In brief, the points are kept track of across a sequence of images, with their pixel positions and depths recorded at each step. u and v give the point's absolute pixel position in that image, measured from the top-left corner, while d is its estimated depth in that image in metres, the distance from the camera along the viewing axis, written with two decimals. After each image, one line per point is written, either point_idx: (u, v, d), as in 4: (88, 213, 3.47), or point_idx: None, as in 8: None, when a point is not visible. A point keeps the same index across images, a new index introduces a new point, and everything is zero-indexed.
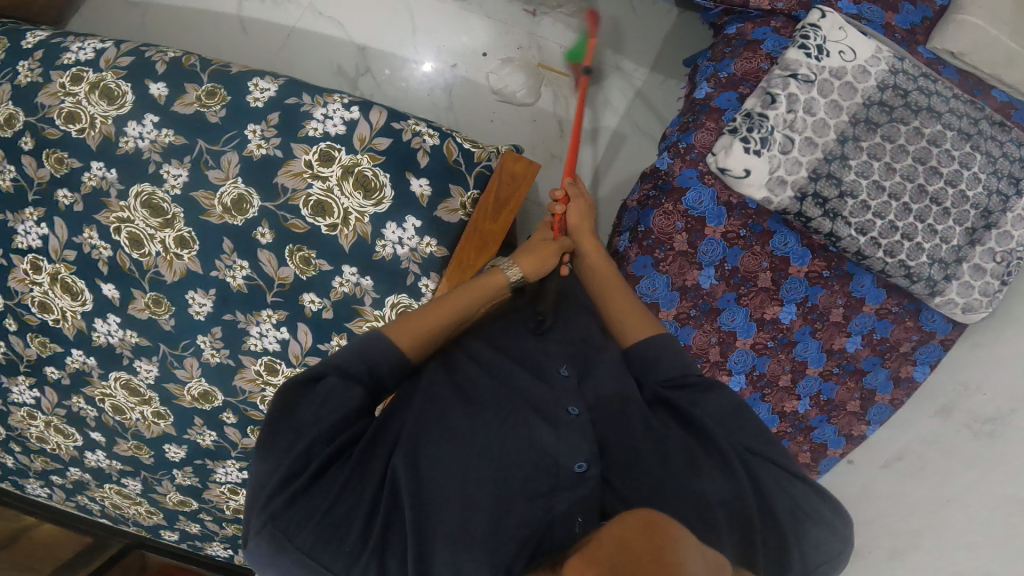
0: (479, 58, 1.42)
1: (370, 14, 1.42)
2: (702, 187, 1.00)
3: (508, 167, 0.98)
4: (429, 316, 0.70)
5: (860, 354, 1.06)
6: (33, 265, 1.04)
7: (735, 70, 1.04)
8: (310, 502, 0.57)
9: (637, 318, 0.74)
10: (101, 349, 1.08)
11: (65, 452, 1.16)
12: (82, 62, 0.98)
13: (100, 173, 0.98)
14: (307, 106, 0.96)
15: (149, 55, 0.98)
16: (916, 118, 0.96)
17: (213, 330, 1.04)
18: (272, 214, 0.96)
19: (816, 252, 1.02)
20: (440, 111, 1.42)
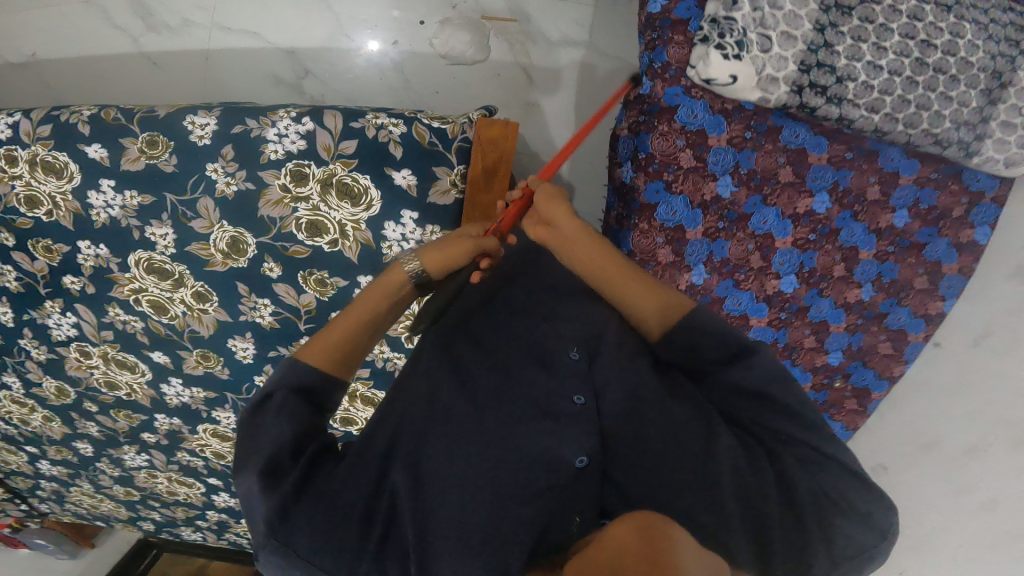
0: (417, 27, 1.32)
1: (278, 9, 1.29)
2: (692, 102, 0.97)
3: (482, 138, 0.86)
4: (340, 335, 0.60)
5: (912, 228, 1.02)
6: (81, 351, 1.09)
7: None
8: (307, 509, 0.51)
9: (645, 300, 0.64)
10: (179, 408, 1.16)
11: (196, 499, 1.32)
12: (6, 141, 0.89)
13: (91, 252, 0.95)
14: (256, 129, 0.86)
15: (64, 118, 0.88)
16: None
17: (265, 368, 1.07)
18: (270, 247, 0.92)
19: (832, 137, 0.99)
20: (398, 92, 1.34)
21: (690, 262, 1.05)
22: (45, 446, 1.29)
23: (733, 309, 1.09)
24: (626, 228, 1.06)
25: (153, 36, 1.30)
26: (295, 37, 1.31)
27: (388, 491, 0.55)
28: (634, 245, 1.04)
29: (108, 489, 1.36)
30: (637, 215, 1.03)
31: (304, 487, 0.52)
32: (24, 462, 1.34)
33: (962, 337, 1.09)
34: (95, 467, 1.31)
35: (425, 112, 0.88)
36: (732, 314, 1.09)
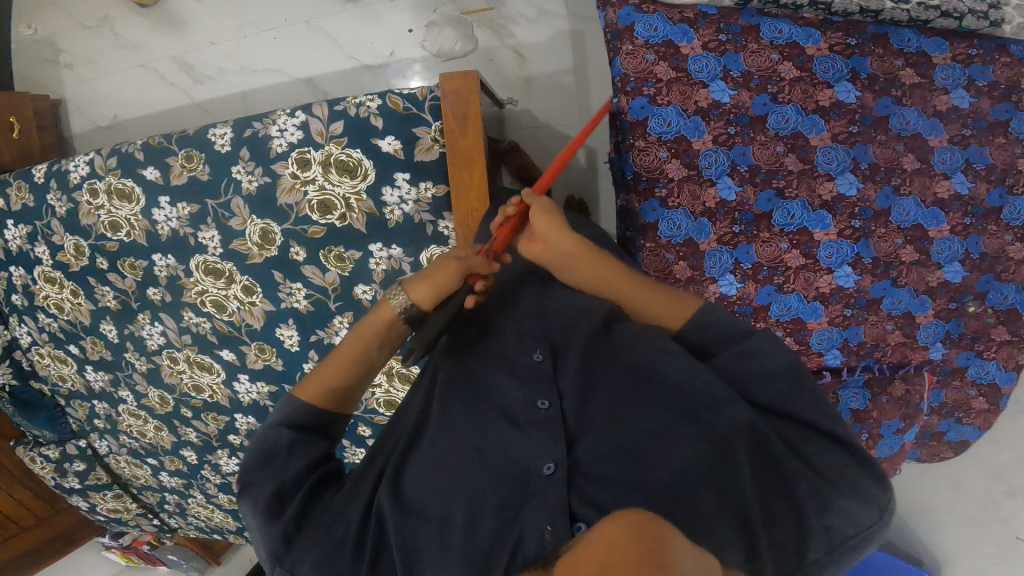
0: (406, 34, 1.53)
1: (295, 48, 1.59)
2: (647, 16, 1.04)
3: (448, 92, 0.93)
4: (331, 374, 0.71)
5: (983, 106, 1.05)
6: (170, 357, 1.31)
7: None
8: (305, 541, 0.64)
9: (666, 306, 0.71)
10: (251, 406, 1.33)
11: None
12: (88, 177, 1.11)
13: (164, 263, 1.15)
14: (263, 129, 1.01)
15: (125, 150, 1.09)
16: None
17: (310, 354, 1.20)
18: (293, 232, 1.06)
19: (822, 27, 1.05)
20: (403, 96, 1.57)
21: (712, 175, 1.08)
22: (161, 456, 1.54)
23: (786, 223, 1.09)
24: (625, 151, 1.10)
25: (203, 86, 1.66)
26: (313, 67, 1.59)
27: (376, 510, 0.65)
28: (637, 164, 1.08)
29: (215, 498, 1.57)
30: (630, 134, 1.07)
31: (301, 520, 0.65)
32: (148, 476, 1.60)
33: None
34: (201, 474, 1.53)
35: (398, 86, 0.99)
36: (789, 229, 1.10)
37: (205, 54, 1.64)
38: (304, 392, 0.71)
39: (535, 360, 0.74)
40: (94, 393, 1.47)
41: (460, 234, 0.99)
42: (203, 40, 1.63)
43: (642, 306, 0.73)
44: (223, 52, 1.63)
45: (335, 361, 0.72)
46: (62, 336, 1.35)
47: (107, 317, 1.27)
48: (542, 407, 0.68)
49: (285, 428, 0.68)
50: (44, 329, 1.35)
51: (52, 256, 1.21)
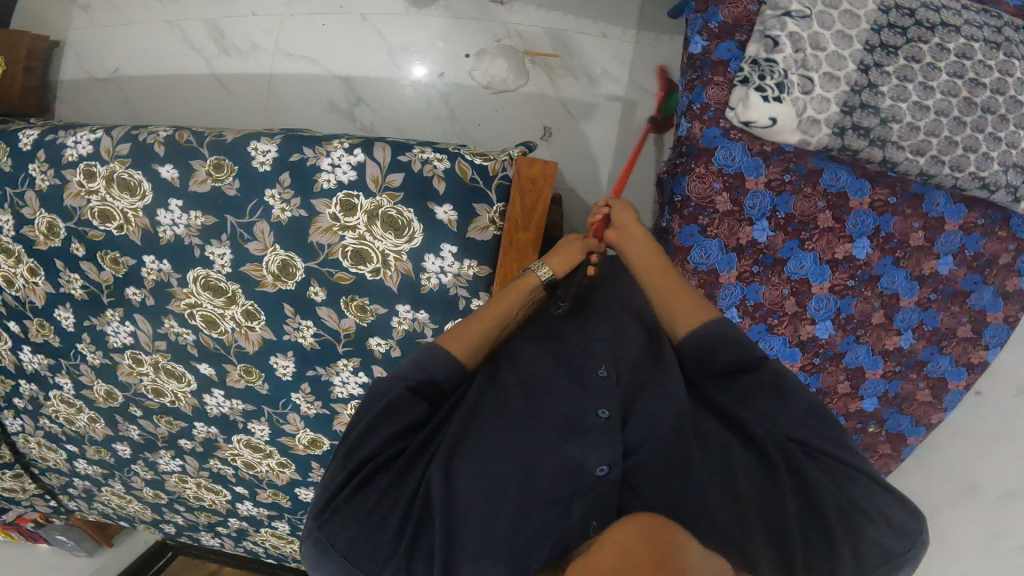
0: (462, 60, 1.47)
1: (340, 41, 1.48)
2: (730, 143, 1.04)
3: (523, 177, 0.91)
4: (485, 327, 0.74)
5: (957, 275, 1.10)
6: (134, 358, 1.12)
7: (725, 18, 1.06)
8: (355, 508, 0.61)
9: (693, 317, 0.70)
10: (219, 419, 1.16)
11: (221, 506, 1.31)
12: (86, 157, 0.99)
13: (155, 266, 1.01)
14: (312, 158, 0.92)
15: (144, 138, 0.97)
16: (935, 35, 1.01)
17: (302, 386, 1.10)
18: (318, 272, 0.97)
19: (874, 180, 1.06)
20: (444, 121, 1.48)
21: (724, 305, 1.12)
22: (86, 445, 1.30)
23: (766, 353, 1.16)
24: None
25: (223, 58, 1.52)
26: (352, 66, 1.48)
27: (425, 493, 0.62)
28: None
29: (138, 491, 1.35)
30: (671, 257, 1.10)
31: (359, 487, 0.62)
32: (61, 460, 1.35)
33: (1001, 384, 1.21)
34: (130, 468, 1.30)
35: (467, 148, 0.93)
36: None
37: (242, 22, 1.50)
38: (450, 345, 0.71)
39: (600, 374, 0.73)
40: (24, 374, 1.25)
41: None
42: (244, 9, 1.50)
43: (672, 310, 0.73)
44: (261, 28, 1.50)
45: (487, 315, 0.76)
46: (5, 310, 1.16)
47: (66, 304, 1.10)
48: (602, 416, 0.67)
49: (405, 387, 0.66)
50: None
51: (15, 227, 1.05)
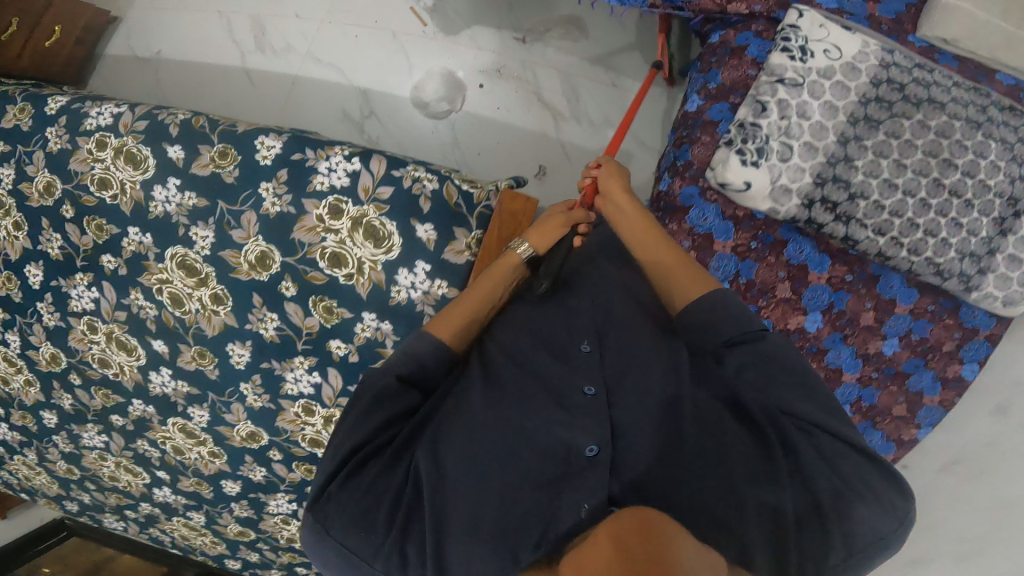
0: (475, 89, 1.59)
1: (368, 59, 1.61)
2: (705, 204, 1.15)
3: (504, 209, 0.96)
4: (469, 306, 0.79)
5: (901, 356, 1.15)
6: (90, 325, 1.11)
7: (724, 80, 1.18)
8: (348, 493, 0.64)
9: (687, 286, 0.75)
10: (159, 398, 1.14)
11: (135, 489, 1.25)
12: (104, 127, 1.04)
13: (137, 237, 1.03)
14: (311, 160, 0.98)
15: (160, 118, 1.03)
16: (918, 111, 1.08)
17: (252, 377, 1.10)
18: (293, 269, 1.00)
19: (835, 257, 1.15)
20: (446, 146, 1.59)
21: None
22: (12, 410, 1.24)
23: None
24: None
25: (258, 57, 1.65)
26: (376, 80, 1.61)
27: (416, 473, 0.66)
28: None
29: (51, 464, 1.27)
30: None
31: (351, 474, 0.65)
32: None
33: (932, 462, 1.20)
34: (50, 439, 1.24)
35: (458, 173, 0.98)
36: None
37: (285, 24, 1.64)
38: (442, 323, 0.78)
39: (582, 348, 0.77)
40: None
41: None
42: (289, 11, 1.65)
43: (667, 278, 0.77)
44: (299, 30, 1.64)
45: (473, 294, 0.81)
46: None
47: (39, 262, 1.10)
48: (586, 393, 0.72)
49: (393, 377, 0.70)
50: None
51: (13, 181, 1.08)
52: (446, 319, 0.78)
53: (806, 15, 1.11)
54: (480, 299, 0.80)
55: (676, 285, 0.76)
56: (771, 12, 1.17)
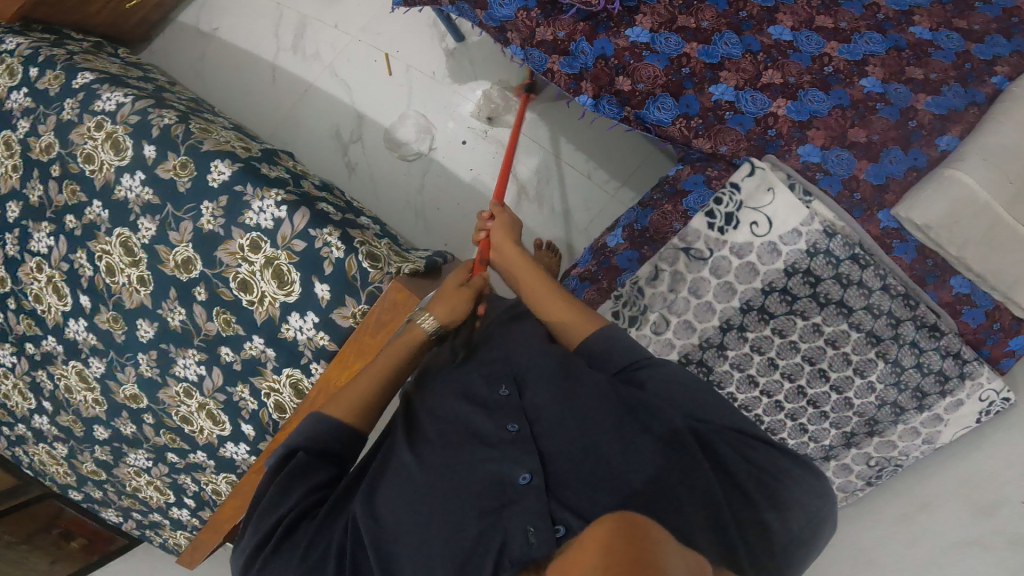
0: (458, 145, 1.57)
1: (374, 87, 1.63)
2: None
3: (389, 297, 1.08)
4: (365, 389, 0.87)
5: None
6: (38, 266, 1.29)
7: (648, 226, 1.18)
8: (286, 556, 0.73)
9: (576, 323, 0.89)
10: (68, 341, 1.31)
11: (19, 411, 1.44)
12: (106, 113, 1.21)
13: (97, 211, 1.21)
14: (249, 196, 1.12)
15: (150, 118, 1.18)
16: (818, 314, 1.08)
17: (150, 351, 1.26)
18: (208, 279, 1.16)
19: None
20: (413, 193, 1.58)
21: None
22: None
23: None
24: None
25: (288, 56, 1.71)
26: (371, 108, 1.63)
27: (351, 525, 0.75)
28: None
29: None
30: None
31: (283, 541, 0.74)
32: None
33: None
34: None
35: (367, 247, 1.11)
36: None
37: (324, 32, 1.69)
38: (333, 411, 0.84)
39: (500, 394, 0.85)
40: None
41: (270, 446, 1.27)
42: (330, 19, 1.69)
43: (555, 311, 0.91)
44: (331, 40, 1.68)
45: (362, 379, 0.88)
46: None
47: (19, 202, 1.29)
48: (511, 431, 0.79)
49: (302, 454, 0.79)
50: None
51: (25, 133, 1.28)
52: (338, 401, 0.85)
53: (757, 174, 1.07)
54: (385, 372, 0.89)
55: (565, 322, 0.90)
56: (734, 156, 1.13)
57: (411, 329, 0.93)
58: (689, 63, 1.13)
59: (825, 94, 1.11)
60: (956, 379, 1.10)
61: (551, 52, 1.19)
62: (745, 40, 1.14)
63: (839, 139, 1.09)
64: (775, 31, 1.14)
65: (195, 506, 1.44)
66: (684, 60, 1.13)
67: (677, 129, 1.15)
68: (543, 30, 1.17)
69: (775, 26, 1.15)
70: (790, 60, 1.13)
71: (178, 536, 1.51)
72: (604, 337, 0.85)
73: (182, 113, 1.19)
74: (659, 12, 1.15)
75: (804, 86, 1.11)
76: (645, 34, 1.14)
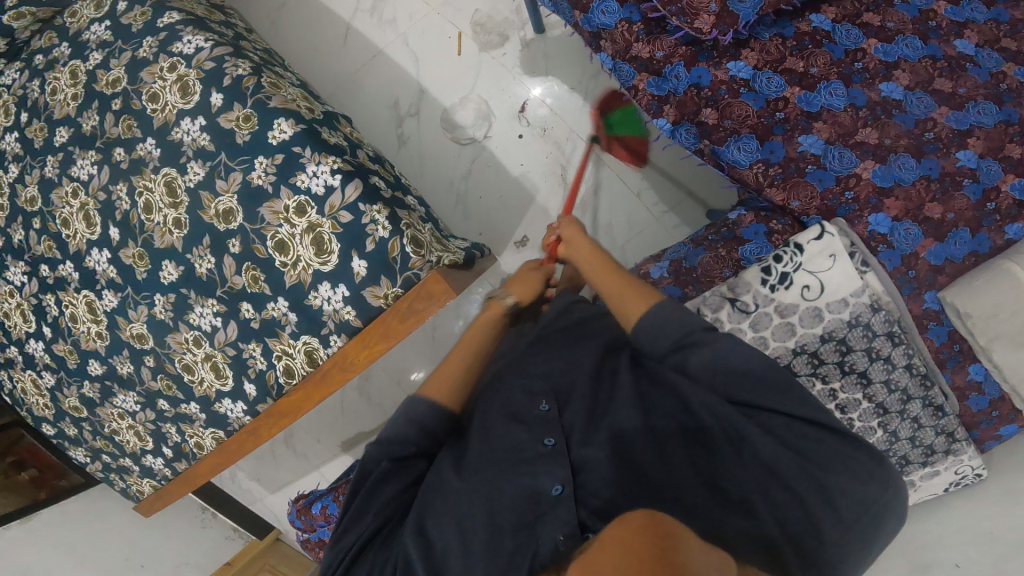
0: (514, 139, 1.62)
1: (444, 67, 1.67)
2: None
3: (426, 286, 1.09)
4: (461, 364, 0.98)
5: None
6: (73, 191, 1.29)
7: (698, 266, 1.20)
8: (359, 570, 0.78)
9: (635, 297, 0.94)
10: (86, 270, 1.29)
11: (16, 332, 1.39)
12: (182, 55, 1.22)
13: (149, 148, 1.22)
14: (306, 159, 1.13)
15: (225, 66, 1.19)
16: (837, 379, 1.11)
17: (169, 294, 1.24)
18: (246, 233, 1.16)
19: None
20: (458, 176, 1.64)
21: None
22: None
23: None
24: None
25: (364, 20, 1.72)
26: (434, 87, 1.67)
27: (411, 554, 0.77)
28: None
29: None
30: None
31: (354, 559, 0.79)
32: None
33: None
34: None
35: (412, 232, 1.11)
36: None
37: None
38: (437, 393, 0.93)
39: (540, 410, 0.88)
40: None
41: (270, 409, 1.26)
42: None
43: (613, 290, 0.98)
44: (410, 10, 1.69)
45: (454, 354, 1.00)
46: (28, 104, 1.38)
47: (70, 128, 1.31)
48: (546, 446, 0.83)
49: (381, 473, 0.84)
50: (25, 88, 1.39)
51: (95, 65, 1.31)
52: (435, 383, 0.95)
53: (824, 239, 1.10)
54: (474, 353, 1.00)
55: (620, 298, 0.96)
56: (804, 214, 1.19)
57: (491, 305, 1.07)
58: (785, 108, 1.19)
59: (915, 162, 1.15)
60: (941, 454, 1.16)
61: (642, 69, 1.25)
62: (851, 92, 1.18)
63: (913, 212, 1.14)
64: (887, 88, 1.18)
65: (171, 457, 1.40)
66: (782, 104, 1.19)
67: (752, 172, 1.20)
68: (640, 47, 1.24)
69: (889, 82, 1.18)
70: (893, 121, 1.16)
71: (143, 484, 1.46)
72: (651, 317, 0.89)
73: (256, 66, 1.20)
74: (768, 50, 1.20)
75: (898, 150, 1.15)
76: (747, 70, 1.20)
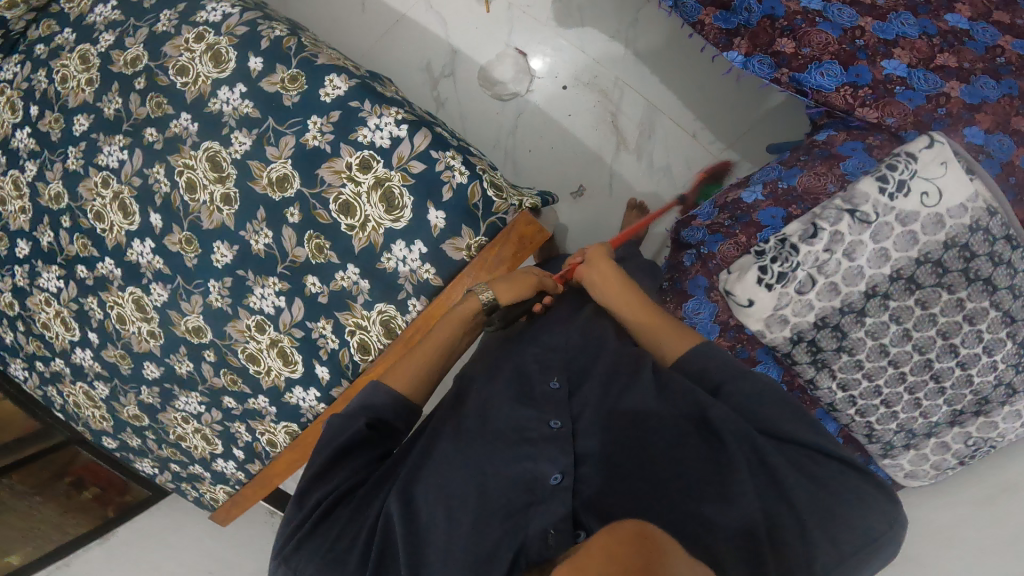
0: (559, 90, 1.55)
1: (474, 23, 1.57)
2: (705, 300, 1.15)
3: (513, 229, 1.02)
4: (418, 368, 0.85)
5: None
6: (104, 180, 1.18)
7: (797, 184, 1.11)
8: (327, 530, 0.71)
9: (681, 338, 0.81)
10: (129, 264, 1.19)
11: (58, 343, 1.29)
12: (210, 23, 1.12)
13: (185, 124, 1.12)
14: (365, 112, 1.03)
15: (259, 29, 1.09)
16: (964, 289, 1.03)
17: (224, 279, 1.14)
18: (305, 199, 1.06)
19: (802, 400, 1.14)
20: (503, 134, 1.57)
21: None
22: None
23: None
24: None
25: None
26: (466, 44, 1.57)
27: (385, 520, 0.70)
28: None
29: None
30: None
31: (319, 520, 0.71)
32: None
33: None
34: (11, 268, 1.29)
35: (491, 176, 1.03)
36: None
37: None
38: (393, 382, 0.84)
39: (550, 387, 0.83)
40: None
41: (345, 392, 1.16)
42: None
43: (660, 326, 0.85)
44: None
45: (421, 351, 0.87)
46: (39, 96, 1.26)
47: (91, 115, 1.20)
48: (551, 428, 0.77)
49: (362, 426, 0.76)
50: (33, 81, 1.28)
51: (109, 47, 1.20)
52: (398, 374, 0.85)
53: (935, 147, 1.02)
54: (434, 354, 0.87)
55: (667, 336, 0.83)
56: (901, 130, 1.09)
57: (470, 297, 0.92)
58: (863, 36, 1.10)
59: (994, 82, 1.07)
60: None
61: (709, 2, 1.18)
62: (921, 22, 1.10)
63: (1002, 125, 1.06)
64: (951, 19, 1.10)
65: (242, 459, 1.30)
66: (859, 32, 1.10)
67: (840, 95, 1.11)
68: None
69: (952, 14, 1.11)
70: (965, 48, 1.08)
71: (216, 490, 1.36)
72: (703, 348, 0.79)
73: (291, 26, 1.11)
74: None
75: (976, 73, 1.07)
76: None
